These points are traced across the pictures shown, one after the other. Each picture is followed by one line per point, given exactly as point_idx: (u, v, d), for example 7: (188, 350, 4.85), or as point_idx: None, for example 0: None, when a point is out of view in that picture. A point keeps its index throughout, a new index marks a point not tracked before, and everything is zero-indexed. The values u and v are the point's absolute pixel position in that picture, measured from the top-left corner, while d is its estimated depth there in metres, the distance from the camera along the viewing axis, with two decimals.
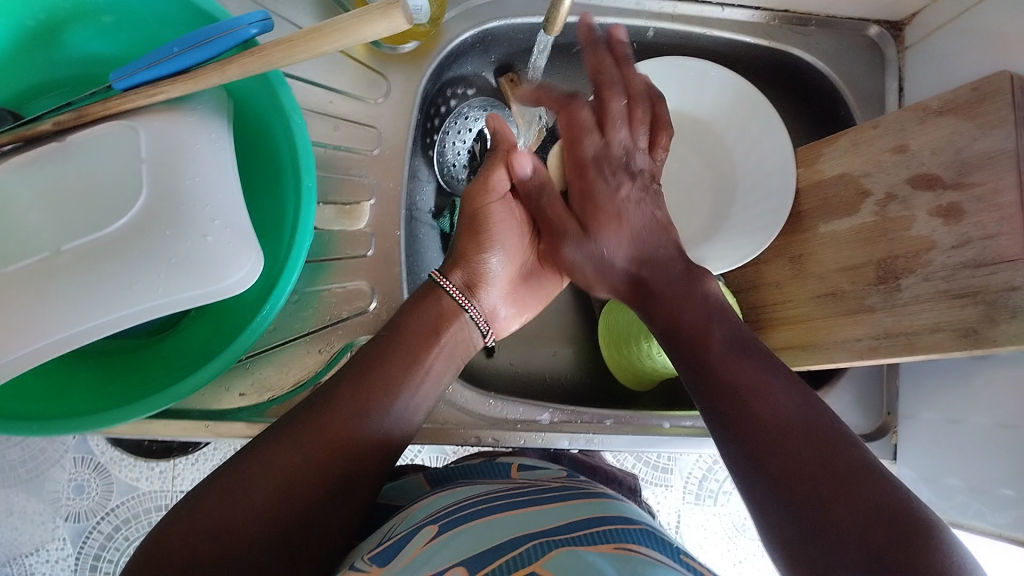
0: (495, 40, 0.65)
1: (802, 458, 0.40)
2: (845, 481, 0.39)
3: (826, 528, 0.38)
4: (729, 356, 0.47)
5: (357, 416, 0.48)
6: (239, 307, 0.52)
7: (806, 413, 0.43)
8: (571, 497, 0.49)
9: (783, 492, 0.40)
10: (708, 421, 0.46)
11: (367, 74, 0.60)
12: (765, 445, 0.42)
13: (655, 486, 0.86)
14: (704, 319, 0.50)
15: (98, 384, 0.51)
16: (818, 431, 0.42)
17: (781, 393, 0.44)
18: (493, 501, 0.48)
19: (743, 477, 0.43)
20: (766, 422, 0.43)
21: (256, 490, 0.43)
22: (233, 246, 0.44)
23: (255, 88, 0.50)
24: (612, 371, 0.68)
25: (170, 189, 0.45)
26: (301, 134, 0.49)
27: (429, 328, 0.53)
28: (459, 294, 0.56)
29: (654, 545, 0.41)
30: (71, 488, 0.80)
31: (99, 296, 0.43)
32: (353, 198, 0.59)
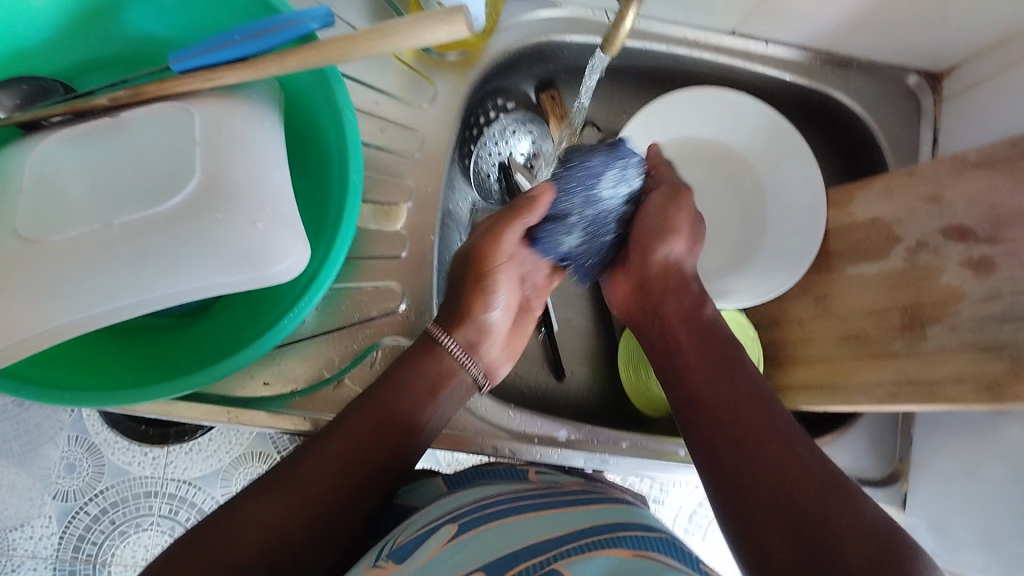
0: (540, 56, 0.66)
1: (791, 470, 0.44)
2: (829, 492, 0.42)
3: (822, 543, 0.40)
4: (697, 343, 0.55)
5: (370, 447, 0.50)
6: (269, 302, 0.52)
7: (795, 432, 0.46)
8: (594, 501, 0.49)
9: (775, 498, 0.43)
10: (693, 434, 0.50)
11: (414, 79, 0.61)
12: (756, 450, 0.46)
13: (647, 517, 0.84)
14: (716, 337, 0.54)
15: (129, 361, 0.50)
16: (797, 447, 0.45)
17: (773, 411, 0.48)
18: (514, 503, 0.49)
19: (723, 481, 0.46)
20: (754, 432, 0.47)
21: (262, 514, 0.45)
22: (282, 235, 0.43)
23: (309, 83, 0.51)
24: (628, 393, 0.68)
25: (225, 174, 0.44)
26: (352, 129, 0.49)
27: (426, 382, 0.53)
28: (459, 353, 0.55)
29: (675, 554, 0.42)
30: (60, 467, 0.80)
31: (146, 272, 0.42)
32: (393, 200, 0.60)
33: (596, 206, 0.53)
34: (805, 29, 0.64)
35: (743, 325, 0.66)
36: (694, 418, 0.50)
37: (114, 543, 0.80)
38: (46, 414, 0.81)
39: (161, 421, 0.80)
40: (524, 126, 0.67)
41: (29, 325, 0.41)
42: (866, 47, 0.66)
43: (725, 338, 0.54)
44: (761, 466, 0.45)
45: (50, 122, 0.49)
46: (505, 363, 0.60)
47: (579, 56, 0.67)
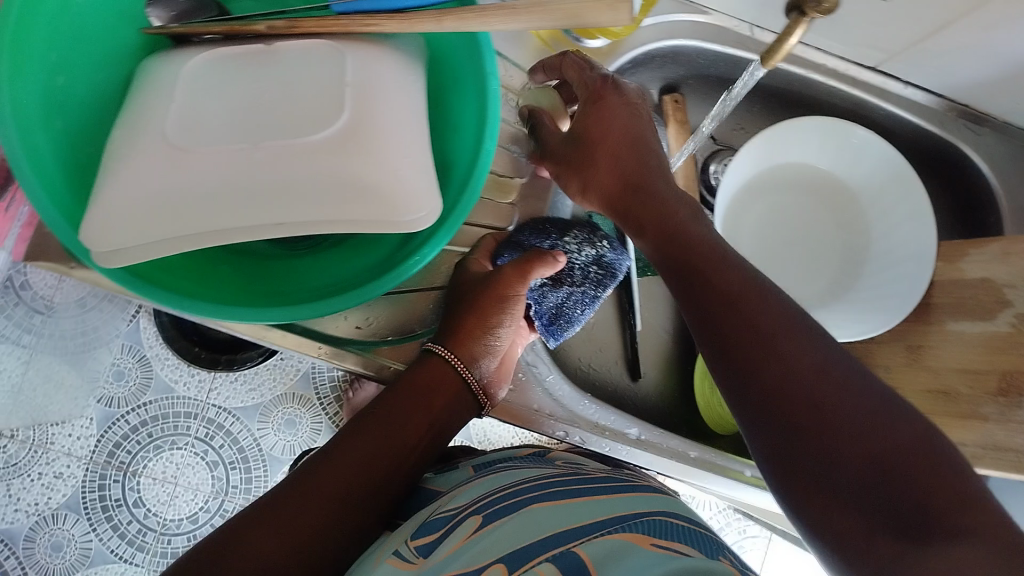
0: (674, 59, 0.66)
1: (798, 383, 0.39)
2: (838, 404, 0.37)
3: (830, 470, 0.37)
4: (699, 277, 0.44)
5: (389, 437, 0.52)
6: (378, 251, 0.52)
7: (819, 346, 0.40)
8: (626, 489, 0.50)
9: (788, 432, 0.38)
10: (727, 386, 0.41)
11: (548, 59, 0.62)
12: (756, 373, 0.40)
13: None
14: (738, 270, 0.44)
15: (236, 280, 0.51)
16: (801, 356, 0.39)
17: (807, 347, 0.40)
18: (540, 491, 0.49)
19: (749, 424, 0.41)
20: (782, 374, 0.39)
21: (309, 509, 0.47)
22: (417, 189, 0.44)
23: (457, 45, 0.51)
24: (698, 404, 0.68)
25: (372, 117, 0.45)
26: (495, 99, 0.49)
27: (440, 387, 0.54)
28: (460, 366, 0.54)
29: (702, 546, 0.41)
30: (110, 372, 0.81)
31: (284, 197, 0.43)
32: (509, 173, 0.62)
33: (567, 257, 0.59)
34: (946, 78, 0.63)
35: None
36: (726, 373, 0.42)
37: (148, 455, 0.80)
38: (105, 318, 0.82)
39: (217, 346, 0.81)
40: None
41: (166, 230, 0.42)
42: (1005, 107, 0.65)
43: (735, 272, 0.44)
44: (773, 401, 0.39)
45: (204, 39, 0.50)
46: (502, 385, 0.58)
47: (715, 65, 0.66)
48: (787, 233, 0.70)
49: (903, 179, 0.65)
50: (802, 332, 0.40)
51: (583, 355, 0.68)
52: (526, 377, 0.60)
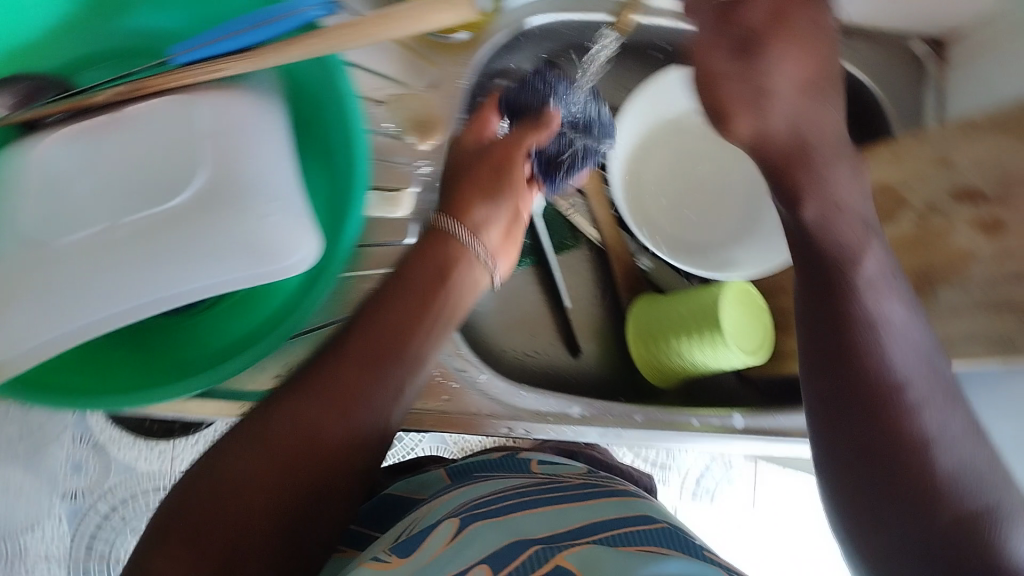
0: (546, 35, 0.63)
1: (909, 429, 0.41)
2: (903, 454, 0.41)
3: (909, 493, 0.41)
4: (831, 298, 0.45)
5: (349, 372, 0.47)
6: (276, 296, 0.52)
7: (918, 359, 0.43)
8: (598, 497, 0.52)
9: (868, 454, 0.42)
10: (813, 384, 0.45)
11: (415, 61, 0.58)
12: (859, 393, 0.43)
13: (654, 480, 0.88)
14: (848, 265, 0.44)
15: (138, 361, 0.50)
16: (912, 393, 0.42)
17: (905, 361, 0.43)
18: (510, 501, 0.51)
19: (827, 417, 0.44)
20: (858, 384, 0.43)
21: (246, 464, 0.43)
22: (292, 229, 0.43)
23: (313, 74, 0.50)
24: (637, 365, 0.69)
25: (232, 168, 0.44)
26: (355, 121, 0.49)
27: (415, 300, 0.51)
28: (467, 238, 0.55)
29: (675, 546, 0.43)
30: (67, 466, 0.77)
31: (159, 269, 0.42)
32: (397, 186, 0.58)
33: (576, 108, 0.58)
34: None
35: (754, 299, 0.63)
36: (826, 367, 0.45)
37: (125, 539, 0.80)
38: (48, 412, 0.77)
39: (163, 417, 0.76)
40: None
41: (46, 330, 0.41)
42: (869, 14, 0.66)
43: (859, 265, 0.44)
44: (886, 415, 0.42)
45: (48, 122, 0.48)
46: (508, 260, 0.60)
47: (585, 34, 0.64)
48: (687, 179, 0.70)
49: None
50: (900, 367, 0.43)
51: (516, 344, 0.68)
52: (461, 385, 0.59)
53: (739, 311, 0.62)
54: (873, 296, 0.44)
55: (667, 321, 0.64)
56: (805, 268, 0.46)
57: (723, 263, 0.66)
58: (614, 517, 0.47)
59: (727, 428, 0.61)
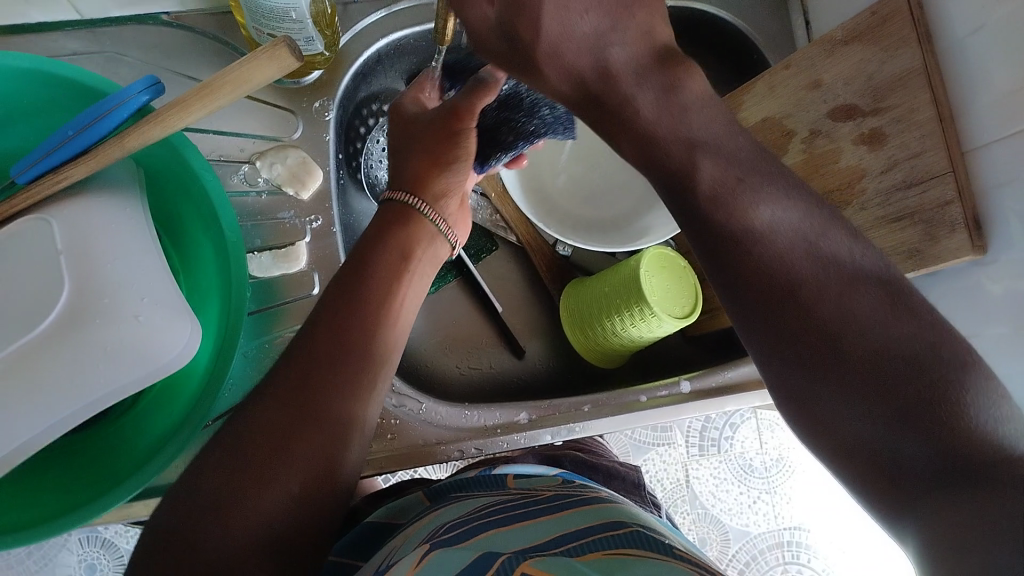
0: (398, 53, 0.64)
1: (816, 308, 0.37)
2: (832, 331, 0.36)
3: (867, 378, 0.35)
4: (694, 210, 0.41)
5: (318, 363, 0.47)
6: (190, 378, 0.49)
7: (803, 234, 0.39)
8: (582, 503, 0.47)
9: (794, 347, 0.37)
10: (731, 303, 0.40)
11: (275, 113, 0.58)
12: (752, 284, 0.39)
13: (660, 444, 1.04)
14: (685, 153, 0.41)
15: (67, 481, 0.47)
16: (806, 272, 0.38)
17: (783, 244, 0.39)
18: (484, 518, 0.46)
19: (746, 329, 0.40)
20: (768, 276, 0.38)
21: (248, 477, 0.43)
22: (169, 322, 0.43)
23: (163, 152, 0.49)
24: (578, 350, 0.68)
25: (92, 274, 0.43)
26: (215, 188, 0.48)
27: (384, 279, 0.53)
28: (425, 207, 0.57)
29: (646, 546, 0.39)
30: (82, 569, 0.85)
31: (42, 399, 0.41)
32: (288, 241, 0.57)
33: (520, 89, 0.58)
34: None
35: (669, 257, 0.61)
36: (727, 267, 0.40)
37: None
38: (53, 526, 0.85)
39: None
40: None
41: None
42: None
43: (693, 166, 0.40)
44: (782, 308, 0.38)
45: None
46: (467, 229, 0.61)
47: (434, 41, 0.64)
48: (582, 156, 0.70)
49: None
50: (803, 274, 0.38)
51: (455, 361, 0.68)
52: (401, 420, 0.58)
53: (663, 274, 0.60)
54: (752, 202, 0.39)
55: (598, 303, 0.63)
56: (664, 191, 0.42)
57: (637, 232, 0.66)
58: (593, 523, 0.43)
59: (675, 396, 0.63)
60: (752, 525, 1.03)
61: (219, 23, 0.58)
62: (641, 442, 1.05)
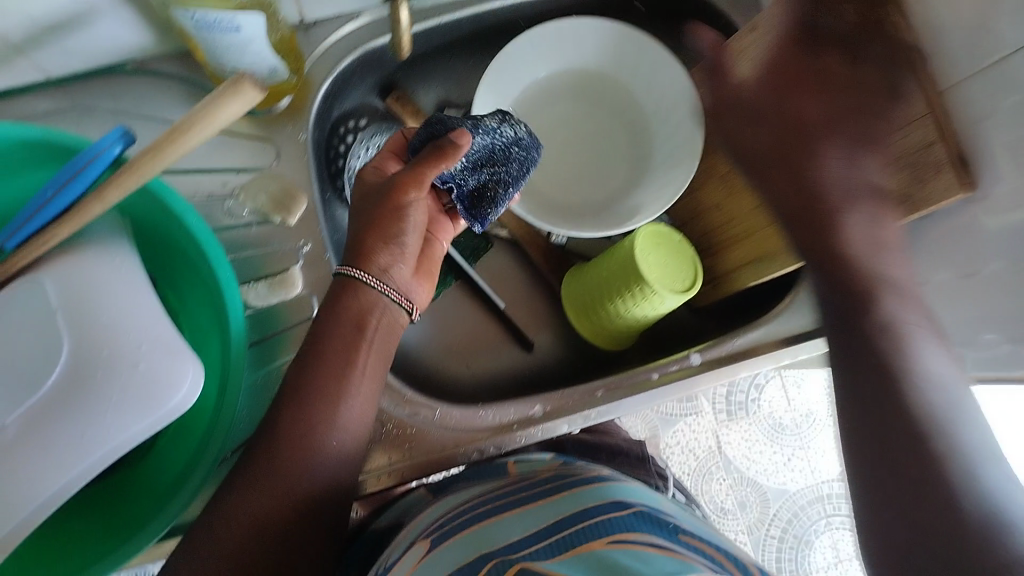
0: (370, 66, 0.63)
1: (930, 478, 0.42)
2: (931, 494, 0.41)
3: (936, 518, 0.40)
4: (820, 208, 0.50)
5: (314, 406, 0.49)
6: (202, 419, 0.50)
7: (942, 405, 0.45)
8: (568, 486, 0.46)
9: (861, 433, 0.47)
10: (815, 278, 0.52)
11: (254, 144, 0.58)
12: (863, 343, 0.49)
13: (689, 416, 1.05)
14: (844, 197, 0.50)
15: (95, 534, 0.48)
16: (917, 412, 0.45)
17: (924, 400, 0.46)
18: (487, 504, 0.46)
19: (841, 364, 0.51)
20: (866, 351, 0.49)
21: (247, 511, 0.47)
22: (168, 365, 0.43)
23: (141, 199, 0.49)
24: (584, 334, 0.69)
25: (89, 330, 0.43)
26: (199, 226, 0.48)
27: (350, 325, 0.51)
28: (375, 280, 0.52)
29: (652, 529, 0.38)
30: None
31: (54, 458, 0.40)
32: (283, 267, 0.57)
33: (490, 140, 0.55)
34: None
35: (665, 236, 0.62)
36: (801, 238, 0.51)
37: None
38: None
39: None
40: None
41: None
42: None
43: (822, 161, 0.50)
44: (867, 358, 0.49)
45: None
46: (426, 289, 0.57)
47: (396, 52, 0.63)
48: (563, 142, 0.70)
49: (631, 40, 0.66)
50: (888, 351, 0.48)
51: (466, 363, 0.68)
52: (418, 427, 0.58)
53: (657, 251, 0.61)
54: (846, 222, 0.50)
55: (597, 291, 0.64)
56: (792, 213, 0.51)
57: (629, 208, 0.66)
58: (583, 507, 0.42)
59: (686, 369, 0.63)
60: (790, 483, 1.05)
61: (183, 64, 0.58)
62: (669, 414, 1.05)
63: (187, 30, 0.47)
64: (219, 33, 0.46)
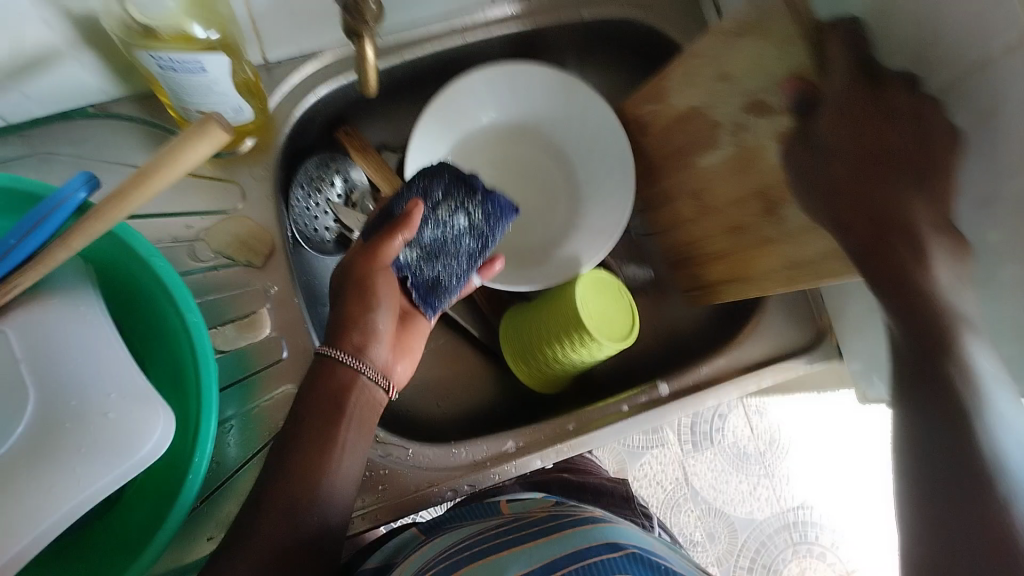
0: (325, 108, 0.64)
1: None
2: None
3: None
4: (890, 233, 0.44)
5: (307, 482, 0.49)
6: (170, 466, 0.49)
7: None
8: (566, 525, 0.46)
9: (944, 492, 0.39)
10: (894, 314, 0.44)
11: (218, 187, 0.58)
12: (942, 388, 0.41)
13: (655, 448, 1.06)
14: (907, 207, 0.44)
15: None
16: None
17: None
18: (483, 544, 0.46)
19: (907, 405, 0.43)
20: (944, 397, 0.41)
21: None
22: (138, 412, 0.42)
23: (106, 247, 0.49)
24: (531, 382, 0.68)
25: (56, 381, 0.42)
26: (168, 272, 0.48)
27: (331, 404, 0.51)
28: (351, 359, 0.52)
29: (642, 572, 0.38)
30: None
31: (20, 511, 0.39)
32: (251, 309, 0.57)
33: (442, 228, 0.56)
34: None
35: (604, 281, 0.65)
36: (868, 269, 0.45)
37: None
38: None
39: None
40: (331, 168, 0.66)
41: None
42: None
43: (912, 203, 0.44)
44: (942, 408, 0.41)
45: None
46: (404, 364, 0.57)
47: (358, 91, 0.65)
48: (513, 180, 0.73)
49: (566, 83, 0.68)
50: None
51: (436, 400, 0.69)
52: (389, 468, 0.57)
53: (598, 297, 0.63)
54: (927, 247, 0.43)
55: (536, 333, 0.64)
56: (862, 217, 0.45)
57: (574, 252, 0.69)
58: (577, 546, 0.42)
59: (655, 400, 0.63)
60: (757, 512, 1.05)
61: (143, 107, 0.59)
62: (635, 447, 1.06)
63: (150, 70, 0.47)
64: (185, 74, 0.46)
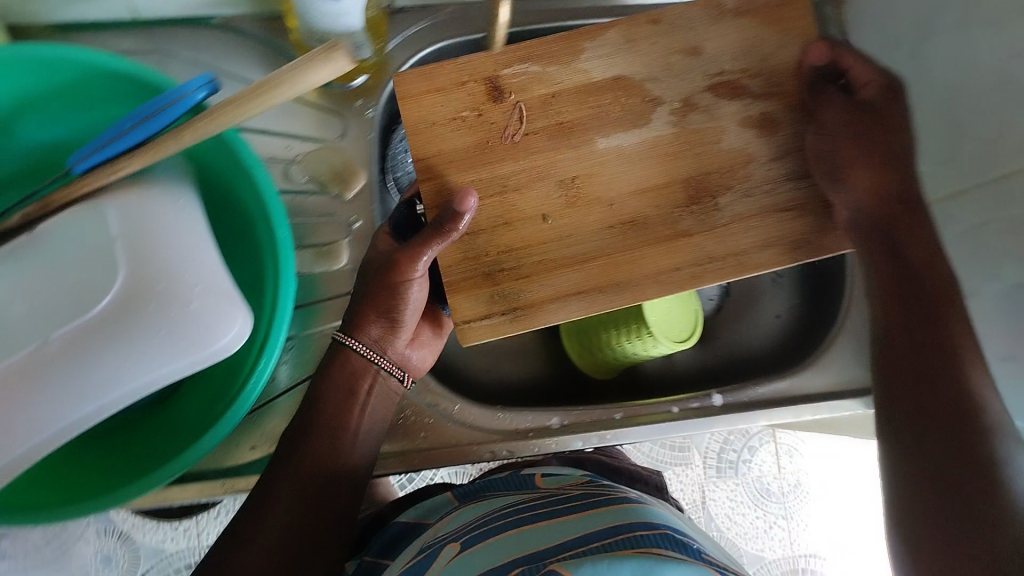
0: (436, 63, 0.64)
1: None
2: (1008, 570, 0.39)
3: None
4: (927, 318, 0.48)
5: (328, 452, 0.51)
6: (234, 370, 0.50)
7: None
8: (598, 504, 0.46)
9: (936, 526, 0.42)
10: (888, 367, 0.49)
11: (322, 116, 0.59)
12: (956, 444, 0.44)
13: (677, 465, 1.00)
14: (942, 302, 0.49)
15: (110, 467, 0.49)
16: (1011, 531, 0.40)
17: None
18: (520, 514, 0.47)
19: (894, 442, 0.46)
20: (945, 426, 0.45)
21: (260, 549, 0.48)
22: (218, 307, 0.43)
23: (212, 148, 0.50)
24: (584, 365, 0.69)
25: (148, 264, 0.43)
26: (267, 185, 0.48)
27: (345, 389, 0.52)
28: (369, 351, 0.53)
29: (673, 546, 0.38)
30: (97, 561, 0.85)
31: (94, 378, 0.41)
32: (330, 239, 0.59)
33: None
34: None
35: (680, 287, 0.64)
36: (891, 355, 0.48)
37: None
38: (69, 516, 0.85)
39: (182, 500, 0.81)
40: None
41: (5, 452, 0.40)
42: None
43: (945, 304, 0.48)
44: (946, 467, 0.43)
45: None
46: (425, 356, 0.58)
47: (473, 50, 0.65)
48: None
49: None
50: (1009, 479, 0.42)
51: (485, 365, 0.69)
52: (435, 418, 0.59)
53: (665, 296, 0.62)
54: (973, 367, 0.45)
55: (598, 318, 0.64)
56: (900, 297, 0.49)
57: None
58: (615, 523, 0.42)
59: (706, 408, 0.63)
60: (767, 551, 0.99)
61: (267, 27, 0.60)
62: (658, 459, 1.00)
63: None
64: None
